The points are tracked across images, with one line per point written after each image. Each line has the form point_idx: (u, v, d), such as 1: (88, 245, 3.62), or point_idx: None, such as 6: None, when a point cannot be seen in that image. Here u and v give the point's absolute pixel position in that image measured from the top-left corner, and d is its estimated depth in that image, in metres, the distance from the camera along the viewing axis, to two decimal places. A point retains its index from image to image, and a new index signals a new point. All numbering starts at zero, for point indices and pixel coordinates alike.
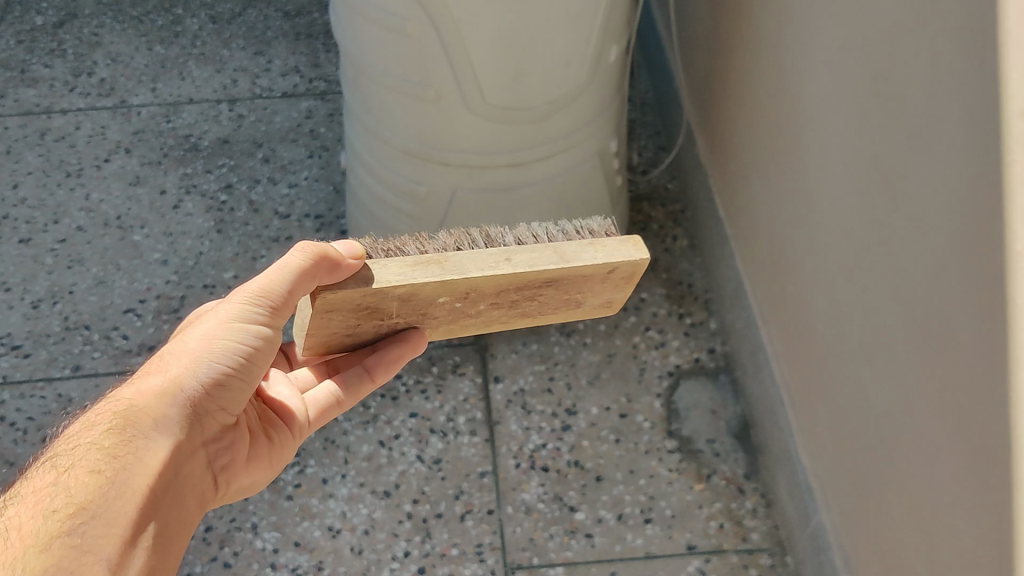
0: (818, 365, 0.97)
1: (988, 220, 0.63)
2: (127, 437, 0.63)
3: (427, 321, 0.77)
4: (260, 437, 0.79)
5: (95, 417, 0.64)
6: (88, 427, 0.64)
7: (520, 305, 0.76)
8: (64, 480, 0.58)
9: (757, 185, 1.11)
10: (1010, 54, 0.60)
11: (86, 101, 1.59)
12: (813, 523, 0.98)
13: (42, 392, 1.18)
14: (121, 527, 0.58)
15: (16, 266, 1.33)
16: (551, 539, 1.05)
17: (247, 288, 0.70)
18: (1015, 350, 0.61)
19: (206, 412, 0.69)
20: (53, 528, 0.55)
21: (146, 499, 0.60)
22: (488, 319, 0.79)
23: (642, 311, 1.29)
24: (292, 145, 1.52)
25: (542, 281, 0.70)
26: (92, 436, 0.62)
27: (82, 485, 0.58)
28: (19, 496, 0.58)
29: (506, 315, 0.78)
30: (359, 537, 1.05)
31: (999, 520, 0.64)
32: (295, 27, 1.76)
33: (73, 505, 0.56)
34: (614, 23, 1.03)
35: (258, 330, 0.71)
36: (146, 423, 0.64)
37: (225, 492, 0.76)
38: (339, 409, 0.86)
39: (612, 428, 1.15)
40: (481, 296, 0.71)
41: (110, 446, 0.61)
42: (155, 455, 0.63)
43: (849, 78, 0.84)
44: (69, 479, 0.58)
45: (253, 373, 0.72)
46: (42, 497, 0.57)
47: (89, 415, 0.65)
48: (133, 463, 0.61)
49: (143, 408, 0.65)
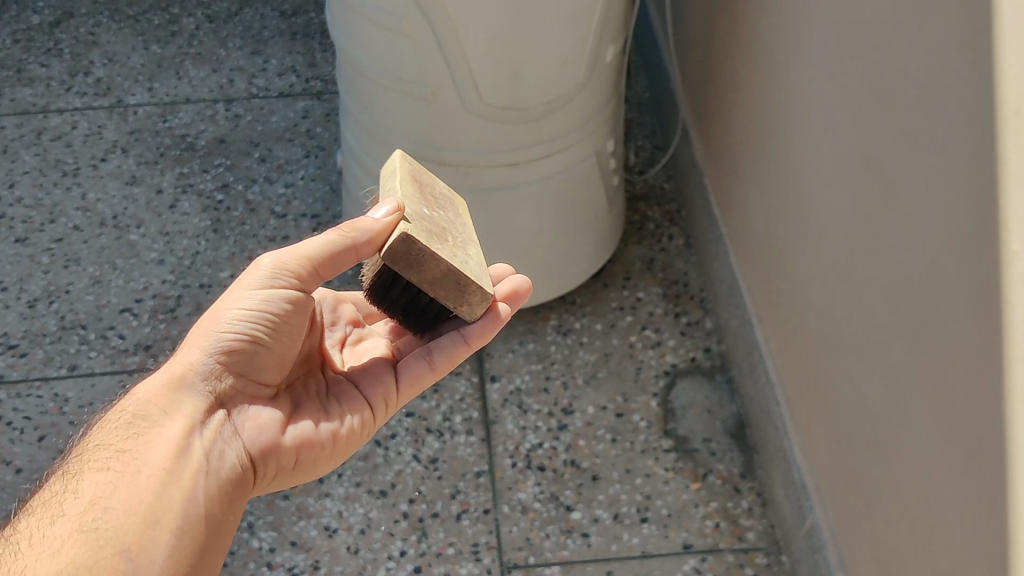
0: (814, 366, 0.97)
1: (982, 219, 0.64)
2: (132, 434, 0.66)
3: (468, 243, 0.75)
4: (310, 406, 0.77)
5: (111, 415, 0.69)
6: (99, 433, 0.68)
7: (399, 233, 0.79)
8: (76, 486, 0.62)
9: (752, 186, 1.12)
10: (1006, 54, 0.60)
11: (83, 101, 1.59)
12: (808, 522, 0.98)
13: (38, 392, 1.18)
14: (137, 515, 0.60)
15: (12, 265, 1.33)
16: (547, 538, 1.05)
17: (272, 257, 0.72)
18: (1010, 348, 0.61)
19: (224, 385, 0.71)
20: (66, 530, 0.58)
21: (157, 483, 0.63)
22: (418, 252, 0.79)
23: (639, 310, 1.29)
24: (289, 145, 1.52)
25: (411, 181, 0.75)
26: (103, 440, 0.66)
27: (92, 483, 0.62)
28: (29, 507, 0.62)
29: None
30: (356, 536, 1.05)
31: (997, 516, 0.64)
32: (291, 27, 1.76)
33: (82, 506, 0.60)
34: (611, 24, 1.03)
35: (276, 297, 0.71)
36: (153, 415, 0.68)
37: (280, 472, 0.74)
38: (434, 374, 0.80)
39: (608, 427, 1.15)
40: (424, 200, 0.74)
41: (117, 445, 0.65)
42: (162, 439, 0.66)
43: (843, 79, 0.84)
44: (81, 480, 0.62)
45: (272, 334, 0.72)
46: (55, 503, 0.61)
47: (106, 423, 0.69)
48: (141, 455, 0.65)
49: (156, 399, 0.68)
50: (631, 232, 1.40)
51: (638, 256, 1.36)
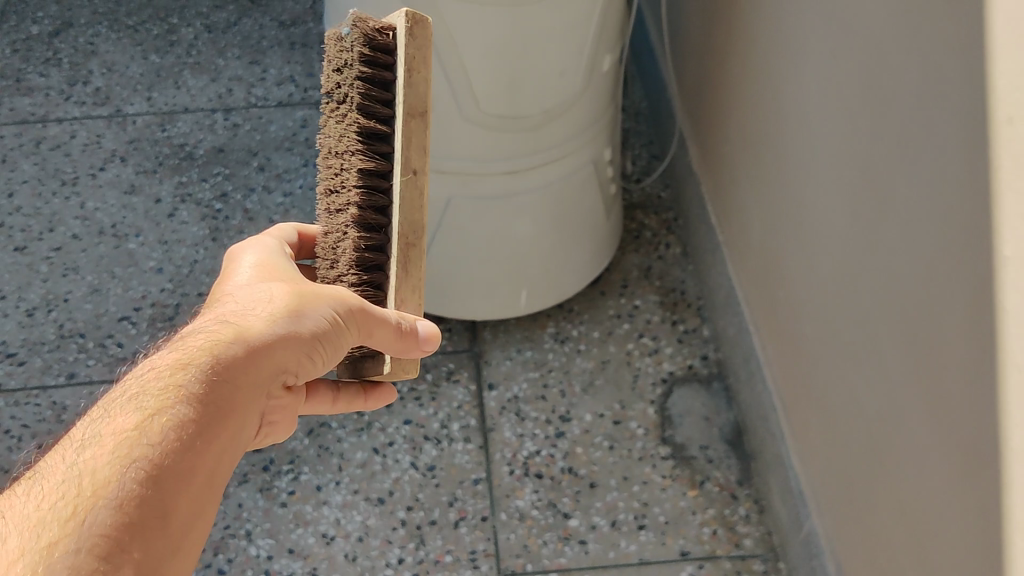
0: (809, 372, 0.97)
1: (975, 226, 0.65)
2: (215, 384, 0.57)
3: None
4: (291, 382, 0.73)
5: (189, 348, 0.58)
6: (177, 367, 0.56)
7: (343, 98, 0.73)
8: (153, 433, 0.52)
9: (748, 193, 1.12)
10: (999, 62, 0.61)
11: (81, 110, 1.60)
12: (806, 528, 0.98)
13: (36, 400, 1.18)
14: (196, 494, 0.53)
15: (10, 274, 1.34)
16: (544, 545, 1.05)
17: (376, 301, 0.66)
18: (1004, 353, 0.62)
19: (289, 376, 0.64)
20: (132, 489, 0.49)
21: (215, 471, 0.55)
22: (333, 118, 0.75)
23: (635, 318, 1.30)
24: (287, 154, 1.52)
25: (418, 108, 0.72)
26: (178, 378, 0.56)
27: (169, 442, 0.52)
28: (96, 442, 0.52)
29: (333, 119, 0.75)
30: (353, 543, 1.05)
31: (990, 519, 0.65)
32: (289, 37, 1.76)
33: (154, 466, 0.51)
34: (608, 32, 1.04)
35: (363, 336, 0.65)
36: (236, 377, 0.58)
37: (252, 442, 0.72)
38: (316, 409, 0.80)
39: (606, 434, 1.16)
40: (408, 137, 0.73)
41: (199, 392, 0.56)
42: (237, 414, 0.57)
43: (838, 85, 0.85)
44: (156, 432, 0.52)
45: (337, 356, 0.65)
46: (126, 441, 0.52)
47: (176, 349, 0.58)
48: (219, 421, 0.56)
49: (240, 360, 0.59)
50: (628, 241, 1.40)
51: (635, 264, 1.37)
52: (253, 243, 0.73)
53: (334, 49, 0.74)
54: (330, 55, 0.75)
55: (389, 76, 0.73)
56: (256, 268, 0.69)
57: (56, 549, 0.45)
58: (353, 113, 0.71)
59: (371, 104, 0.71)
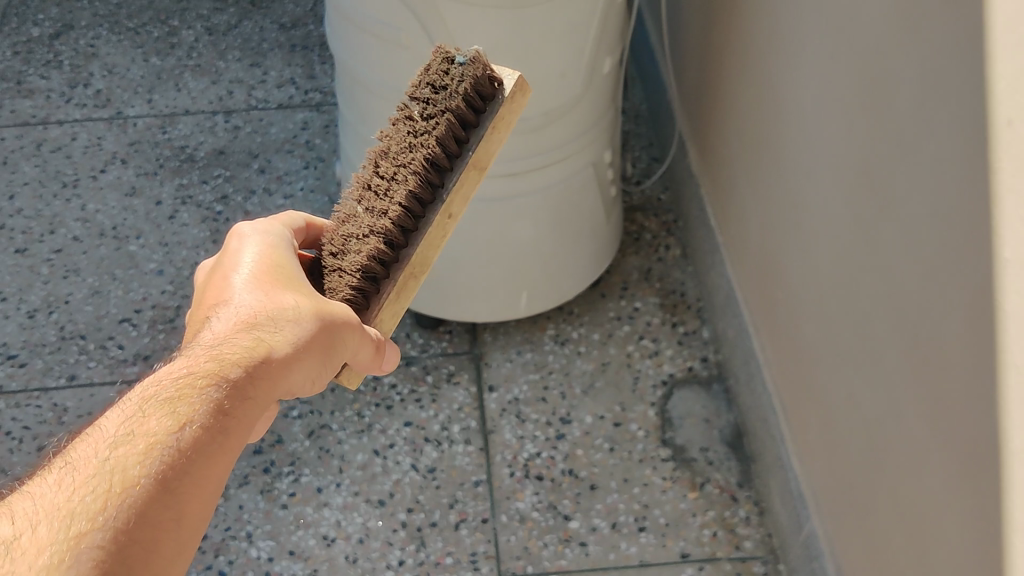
0: (809, 373, 0.98)
1: (974, 229, 0.65)
2: (242, 399, 0.56)
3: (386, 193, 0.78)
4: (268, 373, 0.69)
5: (224, 356, 0.57)
6: (214, 374, 0.56)
7: (427, 114, 0.73)
8: (192, 442, 0.52)
9: (748, 195, 1.13)
10: (998, 65, 0.61)
11: (82, 112, 1.60)
12: (806, 530, 0.98)
13: (37, 401, 1.18)
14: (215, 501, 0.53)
15: (12, 276, 1.34)
16: (545, 547, 1.05)
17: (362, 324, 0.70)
18: (1004, 356, 0.62)
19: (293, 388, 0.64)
20: (169, 495, 0.49)
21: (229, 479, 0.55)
22: (405, 119, 0.75)
23: (635, 320, 1.30)
24: (288, 156, 1.52)
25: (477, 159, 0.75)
26: (214, 387, 0.55)
27: (206, 452, 0.52)
28: (136, 444, 0.50)
29: (404, 123, 0.75)
30: (354, 545, 1.06)
31: (990, 521, 0.65)
32: (290, 39, 1.77)
33: (189, 474, 0.51)
34: (608, 34, 1.04)
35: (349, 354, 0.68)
36: (261, 395, 0.58)
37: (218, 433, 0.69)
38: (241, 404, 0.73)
39: (606, 437, 1.16)
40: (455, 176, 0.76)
41: (228, 404, 0.55)
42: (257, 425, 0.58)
43: (837, 88, 0.85)
44: (195, 440, 0.52)
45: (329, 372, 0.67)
46: (158, 443, 0.51)
47: (205, 356, 0.57)
48: (242, 436, 0.55)
49: (265, 379, 0.58)
50: (628, 243, 1.41)
51: (635, 266, 1.37)
52: (263, 233, 0.71)
53: (439, 64, 0.74)
54: (431, 63, 0.75)
55: (476, 120, 0.74)
56: (276, 270, 0.68)
57: (87, 545, 0.45)
58: (433, 135, 0.71)
59: (450, 139, 0.72)
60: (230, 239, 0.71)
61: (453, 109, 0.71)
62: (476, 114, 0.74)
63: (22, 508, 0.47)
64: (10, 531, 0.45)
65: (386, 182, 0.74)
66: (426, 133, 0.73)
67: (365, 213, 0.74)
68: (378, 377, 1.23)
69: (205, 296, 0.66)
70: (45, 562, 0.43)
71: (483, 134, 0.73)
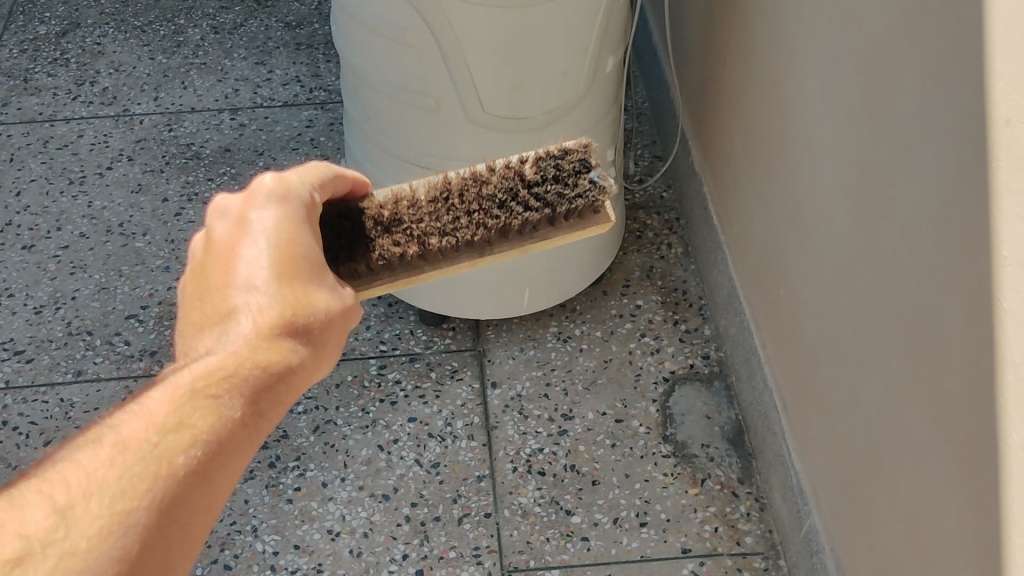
0: (808, 368, 0.99)
1: (973, 226, 0.66)
2: (273, 401, 0.57)
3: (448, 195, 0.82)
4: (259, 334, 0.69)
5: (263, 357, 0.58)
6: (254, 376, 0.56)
7: (533, 191, 0.79)
8: (230, 441, 0.53)
9: (750, 193, 1.14)
10: (997, 65, 0.62)
11: (89, 110, 1.61)
12: (806, 526, 0.99)
13: (43, 397, 1.19)
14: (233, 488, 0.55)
15: (18, 272, 1.35)
16: (548, 542, 1.06)
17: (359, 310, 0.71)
18: (1002, 351, 0.63)
19: None
20: (207, 488, 0.51)
21: None
22: (516, 171, 0.80)
23: (638, 318, 1.31)
24: (293, 154, 1.53)
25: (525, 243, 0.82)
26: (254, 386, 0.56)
27: (238, 451, 0.54)
28: (182, 437, 0.51)
29: (512, 176, 0.80)
30: (359, 539, 1.07)
31: (987, 514, 0.66)
32: (295, 37, 1.77)
33: (224, 469, 0.52)
34: (611, 33, 1.05)
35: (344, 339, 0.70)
36: (287, 400, 0.59)
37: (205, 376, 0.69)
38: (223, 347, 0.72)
39: (608, 433, 1.17)
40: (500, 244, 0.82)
41: (260, 403, 0.56)
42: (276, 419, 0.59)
43: (837, 86, 0.86)
44: (233, 441, 0.53)
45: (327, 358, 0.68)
46: (201, 438, 0.52)
47: (243, 349, 0.57)
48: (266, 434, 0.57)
49: (293, 385, 0.59)
50: (630, 241, 1.42)
51: (637, 265, 1.38)
52: (300, 196, 0.69)
53: (576, 164, 0.81)
54: (571, 155, 0.81)
55: (553, 224, 0.81)
56: (309, 243, 0.65)
57: (134, 524, 0.46)
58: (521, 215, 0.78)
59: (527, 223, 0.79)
60: (260, 190, 0.67)
61: (552, 210, 0.79)
62: (556, 221, 0.81)
63: (70, 475, 0.48)
64: (63, 499, 0.46)
65: (463, 207, 0.79)
66: (521, 206, 0.79)
67: (427, 213, 0.78)
68: (382, 374, 1.24)
69: (230, 249, 0.63)
70: (96, 533, 0.45)
71: (548, 238, 0.80)
